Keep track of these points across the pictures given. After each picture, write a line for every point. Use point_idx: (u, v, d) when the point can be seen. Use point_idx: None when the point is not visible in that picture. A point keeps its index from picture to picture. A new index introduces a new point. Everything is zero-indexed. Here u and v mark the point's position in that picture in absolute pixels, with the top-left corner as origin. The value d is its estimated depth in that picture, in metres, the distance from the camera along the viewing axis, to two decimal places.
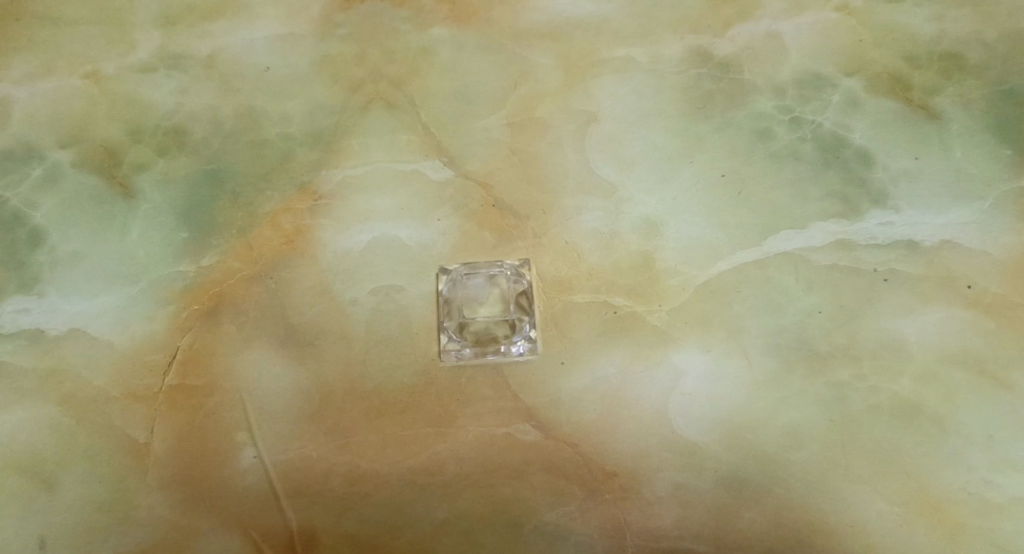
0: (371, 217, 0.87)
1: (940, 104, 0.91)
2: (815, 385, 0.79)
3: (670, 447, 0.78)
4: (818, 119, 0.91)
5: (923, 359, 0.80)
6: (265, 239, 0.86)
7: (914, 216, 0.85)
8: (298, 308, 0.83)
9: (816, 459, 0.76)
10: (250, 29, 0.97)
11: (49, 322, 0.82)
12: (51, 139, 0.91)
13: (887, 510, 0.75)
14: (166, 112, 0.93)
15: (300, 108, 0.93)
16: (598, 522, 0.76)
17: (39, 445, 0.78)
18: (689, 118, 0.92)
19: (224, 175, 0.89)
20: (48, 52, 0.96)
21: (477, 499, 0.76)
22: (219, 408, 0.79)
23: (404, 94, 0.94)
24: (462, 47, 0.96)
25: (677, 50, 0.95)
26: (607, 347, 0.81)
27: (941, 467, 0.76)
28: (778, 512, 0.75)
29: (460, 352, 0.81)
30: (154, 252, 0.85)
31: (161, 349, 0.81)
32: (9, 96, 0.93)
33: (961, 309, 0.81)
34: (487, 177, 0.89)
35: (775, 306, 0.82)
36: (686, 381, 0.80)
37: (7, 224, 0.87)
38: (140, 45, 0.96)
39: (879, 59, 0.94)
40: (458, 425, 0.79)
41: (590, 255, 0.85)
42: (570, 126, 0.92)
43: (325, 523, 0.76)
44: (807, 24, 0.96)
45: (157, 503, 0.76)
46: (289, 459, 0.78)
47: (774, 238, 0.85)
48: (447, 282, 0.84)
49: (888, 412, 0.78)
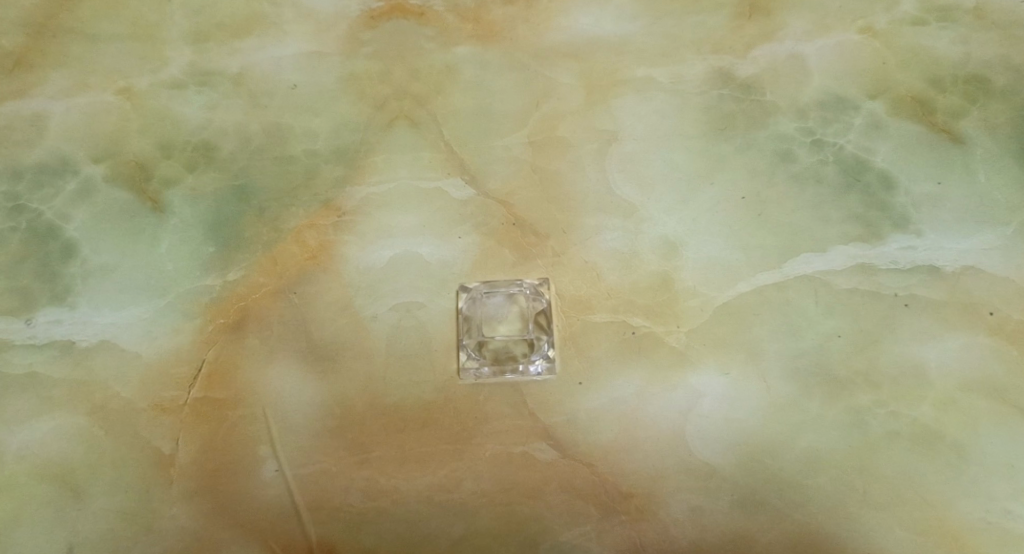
0: (393, 233, 0.89)
1: (964, 128, 0.91)
2: (833, 409, 0.79)
3: (686, 469, 0.78)
4: (840, 142, 0.91)
5: (944, 385, 0.79)
6: (289, 253, 0.88)
7: (936, 240, 0.85)
8: (320, 323, 0.85)
9: (834, 485, 0.76)
10: (279, 47, 0.99)
11: (79, 333, 0.84)
12: (85, 154, 0.93)
13: (905, 538, 0.74)
14: (196, 127, 0.95)
15: (326, 125, 0.95)
16: (614, 543, 0.76)
17: (69, 453, 0.80)
18: (710, 139, 0.92)
19: (251, 190, 0.91)
20: (83, 67, 0.99)
21: (493, 516, 0.77)
22: (243, 421, 0.81)
23: (427, 112, 0.95)
24: (485, 66, 0.98)
25: (699, 70, 0.96)
26: (625, 368, 0.82)
27: (961, 496, 0.75)
28: (796, 536, 0.75)
29: (479, 370, 0.82)
30: (182, 267, 0.87)
31: (188, 361, 0.83)
32: (46, 111, 0.96)
33: (982, 335, 0.81)
34: (508, 195, 0.90)
35: (794, 329, 0.82)
36: (703, 402, 0.80)
37: (41, 236, 0.89)
38: (172, 62, 0.99)
39: (902, 81, 0.94)
40: (475, 443, 0.80)
41: (609, 275, 0.86)
42: (591, 146, 0.93)
43: (343, 537, 0.76)
44: (829, 46, 0.96)
45: (180, 513, 0.78)
46: (310, 473, 0.79)
47: (794, 260, 0.85)
48: (467, 300, 0.85)
49: (907, 439, 0.77)
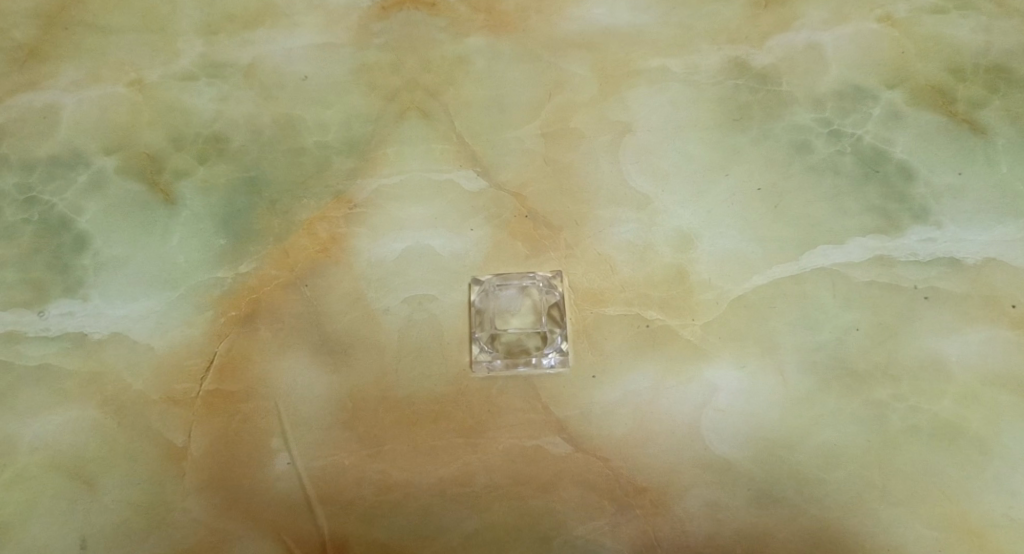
0: (405, 225, 0.88)
1: (985, 118, 0.89)
2: (852, 404, 0.78)
3: (702, 464, 0.77)
4: (858, 133, 0.89)
5: (965, 379, 0.78)
6: (301, 246, 0.87)
7: (956, 232, 0.84)
8: (332, 315, 0.84)
9: (853, 480, 0.75)
10: (290, 39, 0.98)
11: (91, 325, 0.84)
12: (96, 146, 0.93)
13: (925, 534, 0.73)
14: (207, 119, 0.95)
15: (338, 117, 0.94)
16: (629, 538, 0.75)
17: (81, 446, 0.80)
18: (726, 130, 0.91)
19: (262, 182, 0.91)
20: (94, 59, 0.98)
21: (507, 510, 0.76)
22: (255, 413, 0.80)
23: (439, 104, 0.94)
24: (498, 56, 0.97)
25: (714, 60, 0.95)
26: (639, 361, 0.81)
27: (983, 491, 0.74)
28: (813, 531, 0.74)
29: (491, 363, 0.81)
30: (194, 259, 0.87)
31: (200, 354, 0.83)
32: (57, 103, 0.96)
33: (1004, 329, 0.79)
34: (521, 187, 0.89)
35: (812, 322, 0.81)
36: (719, 396, 0.79)
37: (53, 228, 0.89)
38: (183, 54, 0.98)
39: (922, 71, 0.92)
40: (487, 436, 0.79)
41: (623, 267, 0.85)
42: (605, 137, 0.92)
43: (356, 531, 0.76)
44: (847, 35, 0.95)
45: (192, 506, 0.77)
46: (322, 465, 0.78)
47: (812, 253, 0.84)
48: (480, 293, 0.84)
49: (928, 433, 0.76)
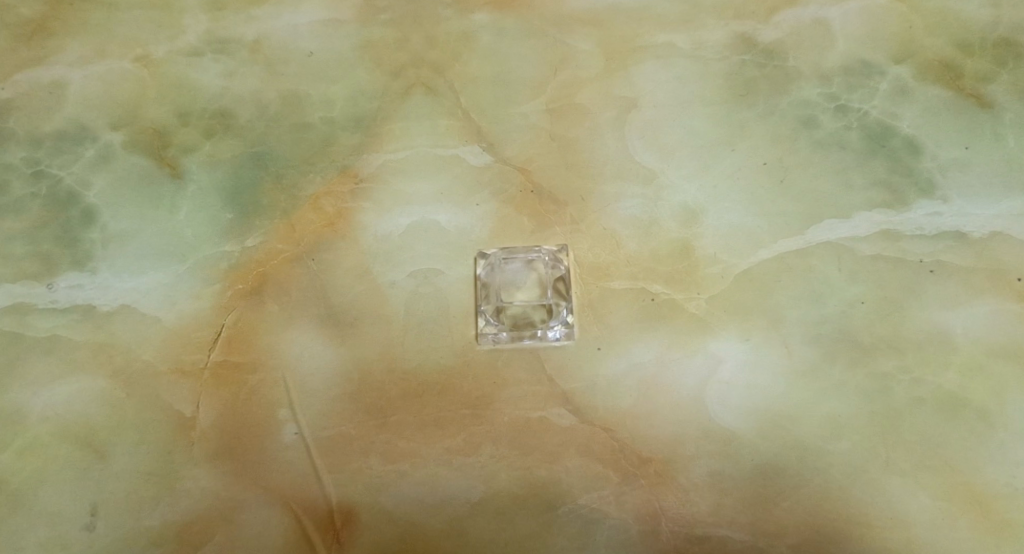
0: (411, 200, 0.88)
1: (992, 93, 0.89)
2: (856, 377, 0.78)
3: (706, 435, 0.77)
4: (864, 108, 0.89)
5: (970, 352, 0.78)
6: (307, 220, 0.88)
7: (962, 206, 0.83)
8: (338, 289, 0.85)
9: (857, 451, 0.75)
10: (295, 14, 0.98)
11: (100, 298, 0.85)
12: (104, 121, 0.93)
13: (927, 503, 0.73)
14: (213, 95, 0.95)
15: (343, 93, 0.94)
16: (633, 507, 0.75)
17: (91, 416, 0.81)
18: (732, 105, 0.91)
19: (268, 157, 0.91)
20: (100, 35, 0.98)
21: (512, 480, 0.77)
22: (262, 385, 0.81)
23: (444, 79, 0.94)
24: (503, 32, 0.96)
25: (720, 36, 0.94)
26: (644, 334, 0.81)
27: (986, 462, 0.74)
28: (816, 501, 0.74)
29: (497, 335, 0.82)
30: (201, 233, 0.87)
31: (208, 327, 0.83)
32: (64, 79, 0.96)
33: (1010, 302, 0.79)
34: (526, 162, 0.89)
35: (817, 296, 0.81)
36: (723, 369, 0.79)
37: (62, 202, 0.90)
38: (188, 29, 0.98)
39: (929, 46, 0.92)
40: (493, 408, 0.80)
41: (628, 242, 0.85)
42: (611, 112, 0.91)
43: (362, 499, 0.77)
44: (855, 10, 0.94)
45: (202, 474, 0.78)
46: (329, 436, 0.79)
47: (817, 227, 0.84)
48: (485, 266, 0.84)
49: (931, 405, 0.76)
